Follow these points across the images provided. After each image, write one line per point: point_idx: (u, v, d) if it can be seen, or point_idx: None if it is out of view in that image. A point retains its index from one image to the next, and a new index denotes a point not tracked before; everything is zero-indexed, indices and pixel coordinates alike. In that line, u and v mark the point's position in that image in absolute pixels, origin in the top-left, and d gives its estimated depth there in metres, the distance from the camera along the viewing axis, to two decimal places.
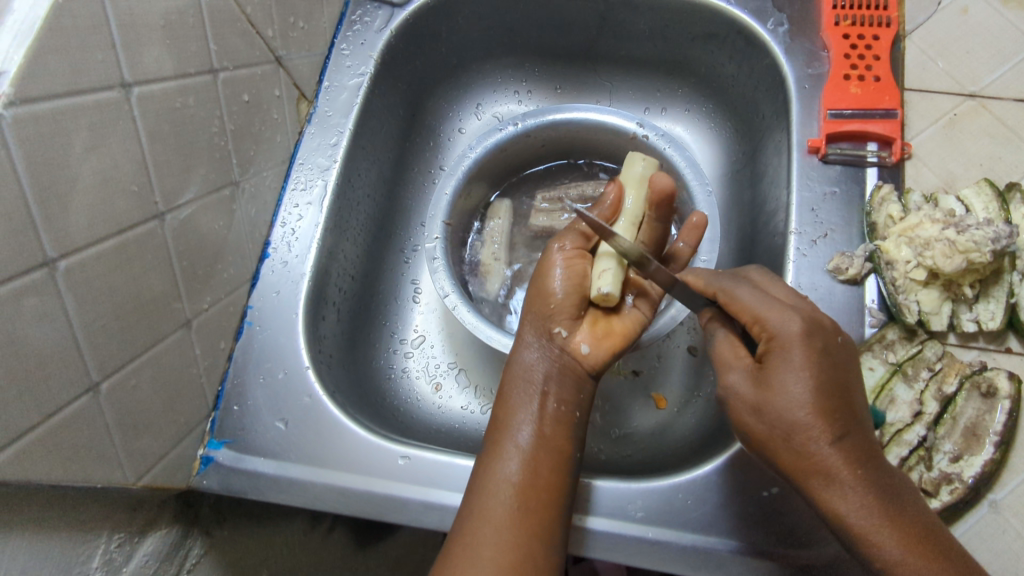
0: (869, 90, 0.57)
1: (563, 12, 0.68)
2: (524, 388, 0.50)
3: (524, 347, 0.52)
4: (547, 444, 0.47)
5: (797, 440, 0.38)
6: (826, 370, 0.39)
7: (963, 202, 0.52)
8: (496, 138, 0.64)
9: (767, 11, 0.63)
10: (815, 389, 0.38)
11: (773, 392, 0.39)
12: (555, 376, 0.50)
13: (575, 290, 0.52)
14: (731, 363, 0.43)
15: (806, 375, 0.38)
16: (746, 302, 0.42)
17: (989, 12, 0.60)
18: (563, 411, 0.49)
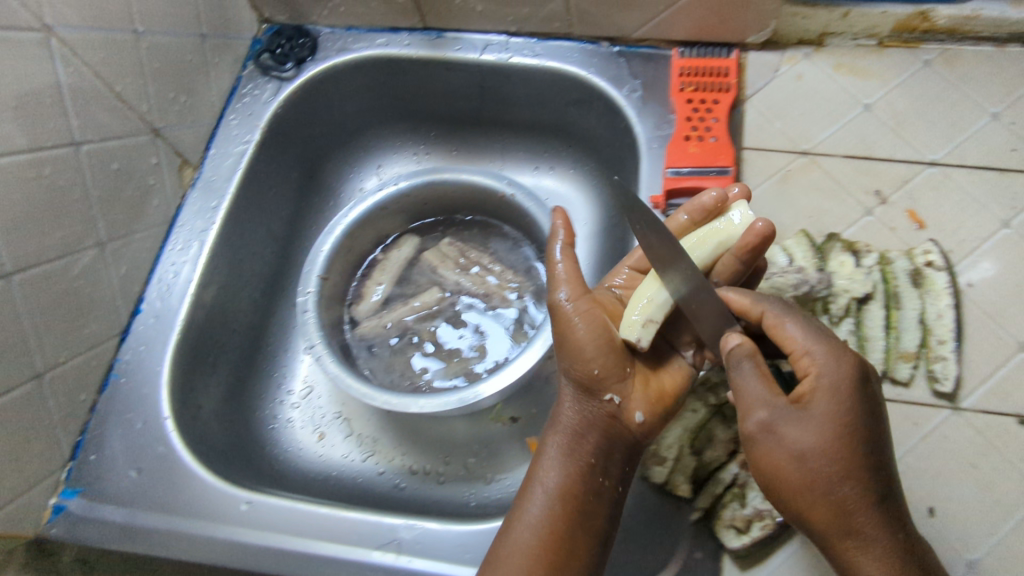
0: (706, 150, 0.61)
1: (447, 81, 0.74)
2: (558, 450, 0.50)
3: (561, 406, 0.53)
4: (583, 518, 0.47)
5: (818, 500, 0.41)
6: (836, 431, 0.41)
7: (785, 252, 0.57)
8: (376, 199, 0.68)
9: (623, 79, 0.68)
10: (838, 455, 0.41)
11: (791, 453, 0.42)
12: (596, 445, 0.50)
13: (604, 356, 0.50)
14: (754, 401, 0.43)
15: (821, 420, 0.41)
16: (744, 387, 0.44)
17: (821, 77, 0.65)
18: (597, 483, 0.48)
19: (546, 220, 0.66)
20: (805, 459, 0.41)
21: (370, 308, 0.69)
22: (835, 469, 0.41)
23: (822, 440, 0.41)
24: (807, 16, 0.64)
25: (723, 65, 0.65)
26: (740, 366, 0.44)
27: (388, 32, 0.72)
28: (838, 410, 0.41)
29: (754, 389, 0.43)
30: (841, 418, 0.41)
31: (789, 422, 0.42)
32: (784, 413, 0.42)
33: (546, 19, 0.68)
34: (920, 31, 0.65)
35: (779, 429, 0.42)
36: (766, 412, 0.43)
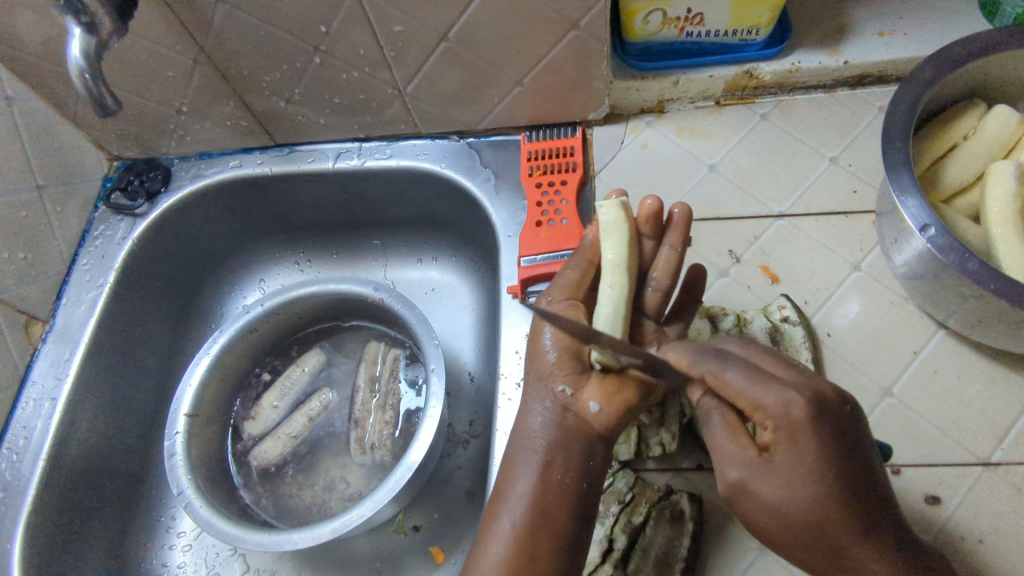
0: (558, 233, 0.61)
1: (309, 192, 0.73)
2: (521, 454, 0.47)
3: (527, 410, 0.49)
4: (546, 522, 0.44)
5: (816, 556, 0.38)
6: (806, 483, 0.37)
7: None
8: (243, 322, 0.66)
9: (476, 168, 0.68)
10: (807, 505, 0.37)
11: (768, 508, 0.39)
12: (558, 441, 0.47)
13: (571, 350, 0.48)
14: (725, 457, 0.41)
15: (803, 466, 0.37)
16: (715, 441, 0.42)
17: (665, 143, 0.66)
18: (549, 482, 0.45)
19: (414, 319, 0.64)
20: (792, 524, 0.38)
21: (262, 426, 0.67)
22: (834, 497, 0.37)
23: (799, 503, 0.38)
24: (640, 88, 0.65)
25: (568, 144, 0.66)
26: (711, 416, 0.42)
27: (240, 153, 0.72)
28: (810, 445, 0.37)
29: (726, 445, 0.41)
30: (811, 464, 0.37)
31: (760, 478, 0.39)
32: (749, 477, 0.40)
33: (389, 122, 0.68)
34: (752, 87, 0.66)
35: (762, 476, 0.39)
36: (734, 478, 0.40)
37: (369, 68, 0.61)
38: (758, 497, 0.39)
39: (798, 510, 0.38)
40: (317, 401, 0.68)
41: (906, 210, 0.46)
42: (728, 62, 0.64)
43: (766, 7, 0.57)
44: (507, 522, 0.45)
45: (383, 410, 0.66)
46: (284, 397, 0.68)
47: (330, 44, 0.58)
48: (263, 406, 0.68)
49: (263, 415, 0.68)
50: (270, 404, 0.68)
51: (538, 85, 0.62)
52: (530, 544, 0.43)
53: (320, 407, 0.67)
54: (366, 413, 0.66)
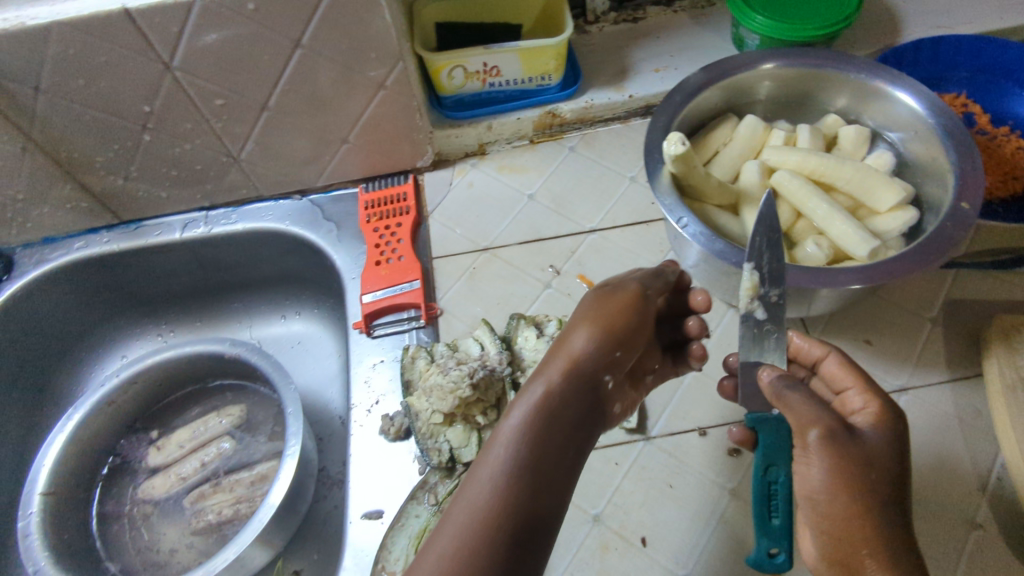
0: (395, 269, 0.66)
1: (161, 263, 0.75)
2: (514, 426, 0.44)
3: (517, 399, 0.46)
4: (521, 510, 0.39)
5: (863, 518, 0.39)
6: (884, 454, 0.41)
7: (477, 342, 0.61)
8: (95, 399, 0.66)
9: (319, 222, 0.73)
10: (887, 473, 0.40)
11: (850, 458, 0.40)
12: (571, 419, 0.45)
13: (637, 327, 0.52)
14: (808, 416, 0.42)
15: (881, 443, 0.41)
16: (795, 407, 0.42)
17: (489, 180, 0.74)
18: (528, 487, 0.41)
19: (271, 368, 0.67)
20: (847, 476, 0.40)
21: (164, 457, 0.69)
22: (905, 478, 0.40)
23: (873, 447, 0.41)
24: (458, 135, 0.73)
25: (402, 190, 0.73)
26: (792, 389, 0.43)
27: (86, 234, 0.73)
28: (895, 434, 0.42)
29: (811, 408, 0.42)
30: (892, 441, 0.41)
31: (841, 436, 0.41)
32: (835, 429, 0.41)
33: (231, 189, 0.72)
34: (558, 125, 0.75)
35: (853, 438, 0.41)
36: (822, 431, 0.40)
37: (200, 140, 0.65)
38: (836, 460, 0.40)
39: (876, 478, 0.40)
40: (215, 447, 0.69)
41: (665, 208, 0.55)
42: (533, 105, 0.73)
43: (549, 57, 0.67)
44: (478, 492, 0.40)
45: (256, 476, 0.67)
46: (192, 437, 0.70)
47: (156, 121, 0.62)
48: (162, 454, 0.69)
49: (161, 458, 0.69)
50: (162, 454, 0.69)
51: (364, 141, 0.69)
52: (498, 525, 0.38)
53: (215, 454, 0.69)
54: (229, 485, 0.67)
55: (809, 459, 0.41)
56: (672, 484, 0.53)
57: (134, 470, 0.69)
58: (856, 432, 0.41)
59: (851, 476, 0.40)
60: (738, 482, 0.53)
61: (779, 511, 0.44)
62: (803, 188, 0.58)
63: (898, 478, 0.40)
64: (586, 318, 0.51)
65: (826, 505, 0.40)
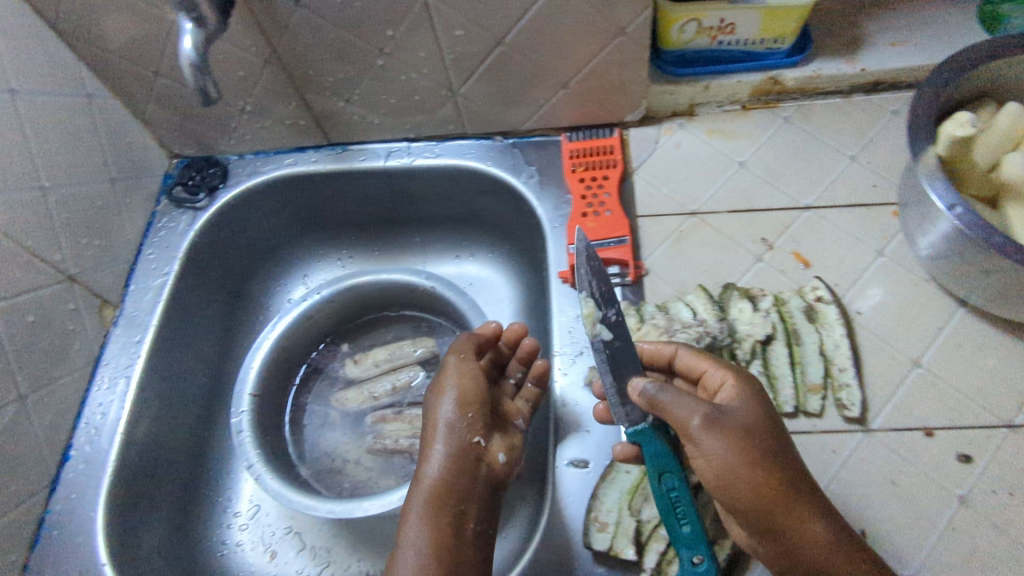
0: (603, 223, 0.66)
1: (358, 189, 0.78)
2: (426, 502, 0.49)
3: (428, 456, 0.51)
4: (455, 569, 0.46)
5: (774, 486, 0.44)
6: (761, 435, 0.46)
7: (688, 306, 0.60)
8: (300, 310, 0.70)
9: (520, 166, 0.73)
10: (768, 449, 0.45)
11: (739, 433, 0.45)
12: (462, 491, 0.49)
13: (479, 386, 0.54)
14: (684, 408, 0.47)
15: (754, 419, 0.46)
16: (673, 404, 0.47)
17: (698, 143, 0.72)
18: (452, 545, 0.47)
19: (467, 307, 0.69)
20: (766, 442, 0.45)
21: (359, 372, 0.72)
22: (772, 454, 0.45)
23: (749, 422, 0.46)
24: (673, 92, 0.70)
25: (608, 143, 0.71)
26: (662, 391, 0.48)
27: (295, 152, 0.76)
28: (756, 407, 0.47)
29: (682, 402, 0.47)
30: (759, 411, 0.47)
31: (716, 426, 0.45)
32: (714, 415, 0.46)
33: (439, 123, 0.72)
34: (776, 92, 0.72)
35: (720, 429, 0.45)
36: (704, 415, 0.46)
37: (428, 70, 0.65)
38: (709, 453, 0.45)
39: (755, 472, 0.44)
40: (406, 375, 0.71)
41: (936, 193, 0.52)
42: (755, 69, 0.69)
43: (792, 18, 0.64)
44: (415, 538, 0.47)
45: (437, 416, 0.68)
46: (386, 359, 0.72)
47: (394, 46, 0.62)
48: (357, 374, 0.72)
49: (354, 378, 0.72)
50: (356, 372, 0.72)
51: (582, 88, 0.68)
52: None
53: (405, 382, 0.71)
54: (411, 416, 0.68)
55: (704, 450, 0.45)
56: (895, 481, 0.52)
57: (332, 379, 0.73)
58: (725, 414, 0.46)
59: (728, 472, 0.45)
60: (969, 490, 0.51)
61: (686, 516, 0.48)
62: None
63: (765, 454, 0.45)
64: (451, 370, 0.54)
65: (739, 482, 0.44)
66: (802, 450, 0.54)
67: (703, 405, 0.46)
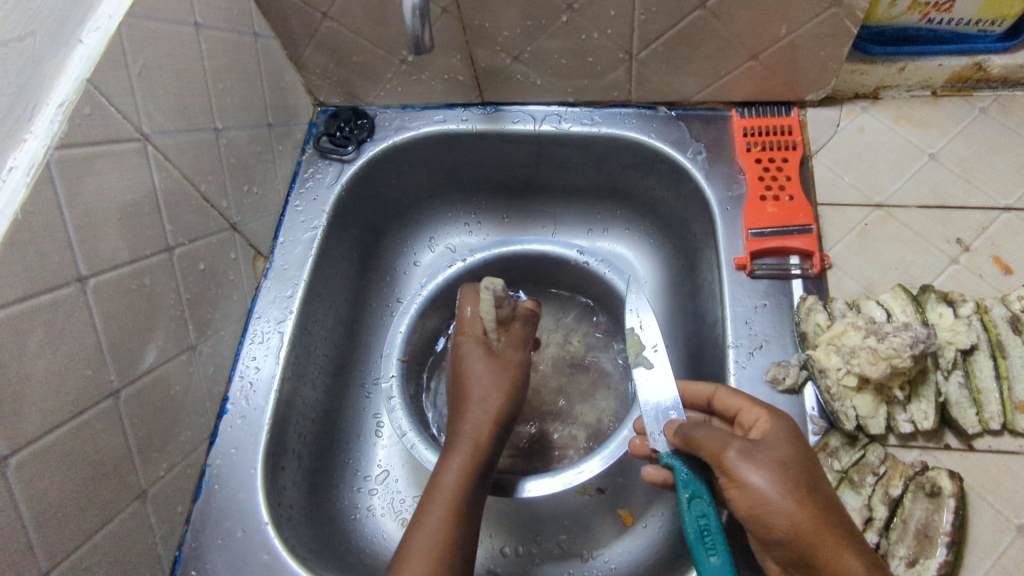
0: (784, 209, 0.61)
1: (504, 152, 0.74)
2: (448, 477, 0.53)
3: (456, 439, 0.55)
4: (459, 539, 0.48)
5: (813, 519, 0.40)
6: (797, 469, 0.43)
7: (883, 305, 0.55)
8: (446, 275, 0.68)
9: (686, 141, 0.68)
10: (804, 483, 0.42)
11: (768, 465, 0.43)
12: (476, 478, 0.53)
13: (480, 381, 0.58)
14: (715, 440, 0.45)
15: (785, 452, 0.44)
16: (705, 436, 0.46)
17: (882, 129, 0.66)
18: (476, 491, 0.52)
19: (625, 287, 0.66)
20: (797, 478, 0.42)
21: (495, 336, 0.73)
22: (809, 489, 0.42)
23: (781, 455, 0.43)
24: (864, 72, 0.65)
25: (786, 123, 0.67)
26: (697, 426, 0.47)
27: (444, 109, 0.72)
28: (790, 439, 0.45)
29: (717, 434, 0.46)
30: (792, 445, 0.44)
31: (747, 457, 0.43)
32: (747, 447, 0.44)
33: (604, 89, 0.68)
34: (974, 80, 0.66)
35: (753, 461, 0.43)
36: (739, 447, 0.44)
37: (613, 31, 0.61)
38: (744, 483, 0.42)
39: (786, 502, 0.41)
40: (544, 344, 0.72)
41: None
42: (960, 52, 0.64)
43: None
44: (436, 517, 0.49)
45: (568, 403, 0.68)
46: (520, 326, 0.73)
47: (585, 2, 0.58)
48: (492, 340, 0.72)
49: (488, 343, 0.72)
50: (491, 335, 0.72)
51: (771, 62, 0.63)
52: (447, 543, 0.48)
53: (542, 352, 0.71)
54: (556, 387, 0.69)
55: (742, 482, 0.43)
56: None
57: None
58: (760, 447, 0.44)
59: (765, 506, 0.41)
60: None
61: (716, 547, 0.45)
62: None
63: (800, 489, 0.42)
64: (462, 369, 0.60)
65: (773, 514, 0.41)
66: (1010, 471, 0.50)
67: (734, 438, 0.45)
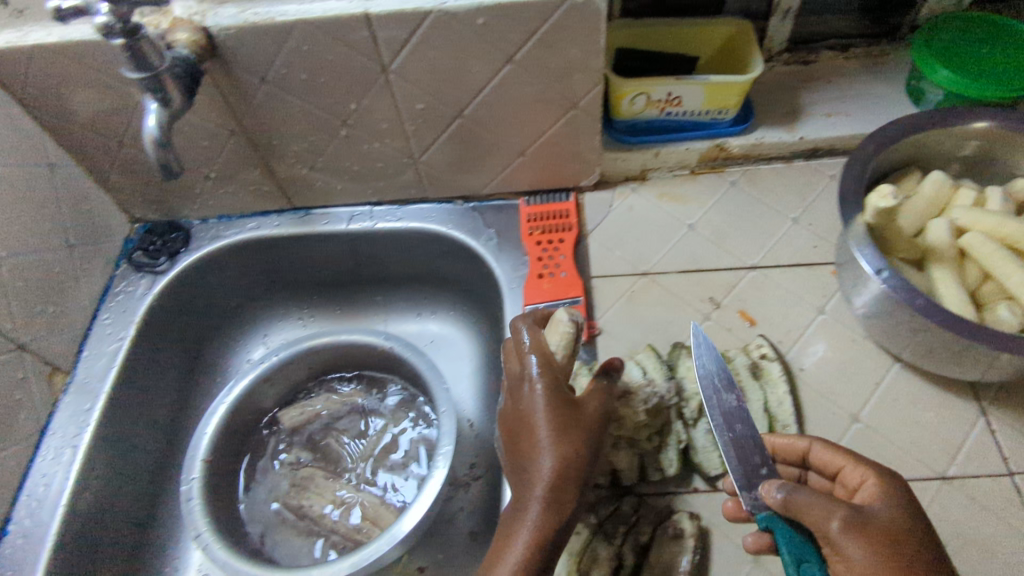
0: (558, 284, 0.68)
1: (320, 251, 0.79)
2: (535, 487, 0.48)
3: (536, 440, 0.49)
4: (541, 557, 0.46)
5: None
6: (902, 541, 0.40)
7: (639, 365, 0.61)
8: (257, 372, 0.71)
9: (479, 229, 0.75)
10: (866, 568, 0.39)
11: (887, 538, 0.40)
12: (571, 484, 0.48)
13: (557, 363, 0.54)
14: (818, 509, 0.42)
15: (897, 520, 0.41)
16: (807, 506, 0.42)
17: (649, 205, 0.75)
18: (570, 509, 0.47)
19: (425, 368, 0.69)
20: (908, 556, 0.39)
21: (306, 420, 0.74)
22: (892, 571, 0.38)
23: (890, 524, 0.41)
24: (624, 159, 0.74)
25: (563, 207, 0.74)
26: (798, 490, 0.43)
27: (257, 217, 0.77)
28: (901, 506, 0.42)
29: (818, 503, 0.42)
30: (904, 511, 0.42)
31: (852, 533, 0.40)
32: (854, 517, 0.41)
33: (400, 188, 0.74)
34: (722, 158, 0.76)
35: (861, 536, 0.40)
36: (844, 518, 0.41)
37: (389, 140, 0.68)
38: (853, 562, 0.39)
39: None
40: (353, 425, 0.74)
41: (863, 257, 0.55)
42: (703, 137, 0.73)
43: (734, 93, 0.68)
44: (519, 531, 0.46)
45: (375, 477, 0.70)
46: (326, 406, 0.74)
47: (356, 118, 0.65)
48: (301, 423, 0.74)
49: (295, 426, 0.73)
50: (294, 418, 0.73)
51: (538, 156, 0.71)
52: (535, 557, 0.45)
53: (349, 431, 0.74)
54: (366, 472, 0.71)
55: (845, 556, 0.40)
56: None
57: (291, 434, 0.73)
58: (866, 517, 0.41)
59: None
60: None
61: None
62: (999, 253, 0.57)
63: (894, 569, 0.39)
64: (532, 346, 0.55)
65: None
66: None
67: (838, 508, 0.41)
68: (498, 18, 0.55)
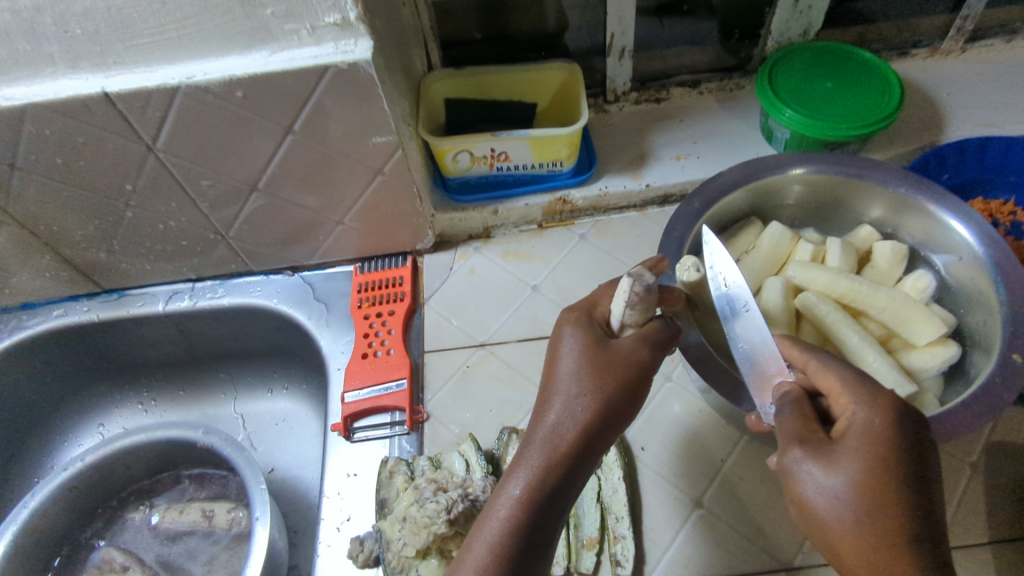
0: (383, 365, 0.62)
1: (142, 334, 0.72)
2: (536, 447, 0.41)
3: (553, 392, 0.43)
4: (534, 531, 0.40)
5: (851, 543, 0.36)
6: (860, 485, 0.36)
7: (461, 458, 0.56)
8: (58, 481, 0.64)
9: (309, 302, 0.69)
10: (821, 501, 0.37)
11: (839, 476, 0.37)
12: (589, 442, 0.41)
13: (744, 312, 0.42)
14: (786, 436, 0.40)
15: (862, 461, 0.36)
16: (780, 426, 0.40)
17: (491, 266, 0.69)
18: (578, 468, 0.41)
19: (242, 464, 0.61)
20: (866, 498, 0.36)
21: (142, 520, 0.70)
22: (866, 511, 0.36)
23: (858, 463, 0.36)
24: (462, 218, 0.68)
25: (398, 275, 0.68)
26: (783, 409, 0.41)
27: (66, 301, 0.70)
28: (879, 442, 0.37)
29: (791, 426, 0.40)
30: (880, 447, 0.36)
31: (806, 463, 0.38)
32: (818, 451, 0.38)
33: (219, 263, 0.68)
34: (568, 211, 0.71)
35: (819, 469, 0.37)
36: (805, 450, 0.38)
37: (187, 218, 0.61)
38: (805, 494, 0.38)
39: (846, 518, 0.36)
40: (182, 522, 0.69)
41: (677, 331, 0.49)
42: (541, 190, 0.68)
43: (561, 144, 0.62)
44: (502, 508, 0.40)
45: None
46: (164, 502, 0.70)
47: (139, 199, 0.58)
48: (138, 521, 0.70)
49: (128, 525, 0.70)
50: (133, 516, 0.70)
51: (360, 222, 0.65)
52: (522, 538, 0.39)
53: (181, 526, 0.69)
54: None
55: (802, 485, 0.38)
56: None
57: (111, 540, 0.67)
58: (835, 450, 0.37)
59: (819, 520, 0.37)
60: None
61: None
62: (833, 314, 0.52)
63: (860, 506, 0.36)
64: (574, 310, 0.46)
65: (832, 531, 0.37)
66: None
67: (805, 437, 0.39)
68: (258, 90, 0.49)
